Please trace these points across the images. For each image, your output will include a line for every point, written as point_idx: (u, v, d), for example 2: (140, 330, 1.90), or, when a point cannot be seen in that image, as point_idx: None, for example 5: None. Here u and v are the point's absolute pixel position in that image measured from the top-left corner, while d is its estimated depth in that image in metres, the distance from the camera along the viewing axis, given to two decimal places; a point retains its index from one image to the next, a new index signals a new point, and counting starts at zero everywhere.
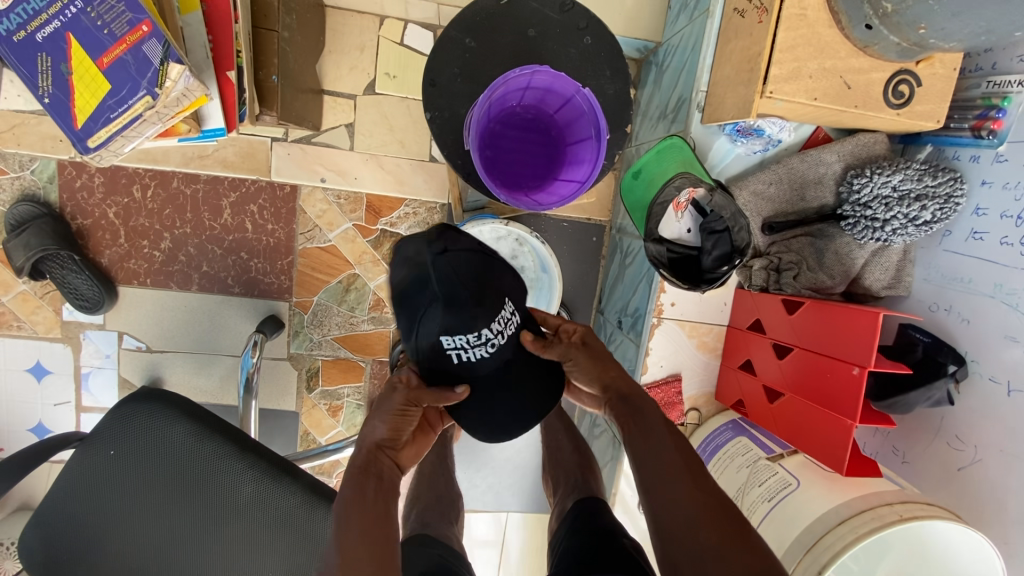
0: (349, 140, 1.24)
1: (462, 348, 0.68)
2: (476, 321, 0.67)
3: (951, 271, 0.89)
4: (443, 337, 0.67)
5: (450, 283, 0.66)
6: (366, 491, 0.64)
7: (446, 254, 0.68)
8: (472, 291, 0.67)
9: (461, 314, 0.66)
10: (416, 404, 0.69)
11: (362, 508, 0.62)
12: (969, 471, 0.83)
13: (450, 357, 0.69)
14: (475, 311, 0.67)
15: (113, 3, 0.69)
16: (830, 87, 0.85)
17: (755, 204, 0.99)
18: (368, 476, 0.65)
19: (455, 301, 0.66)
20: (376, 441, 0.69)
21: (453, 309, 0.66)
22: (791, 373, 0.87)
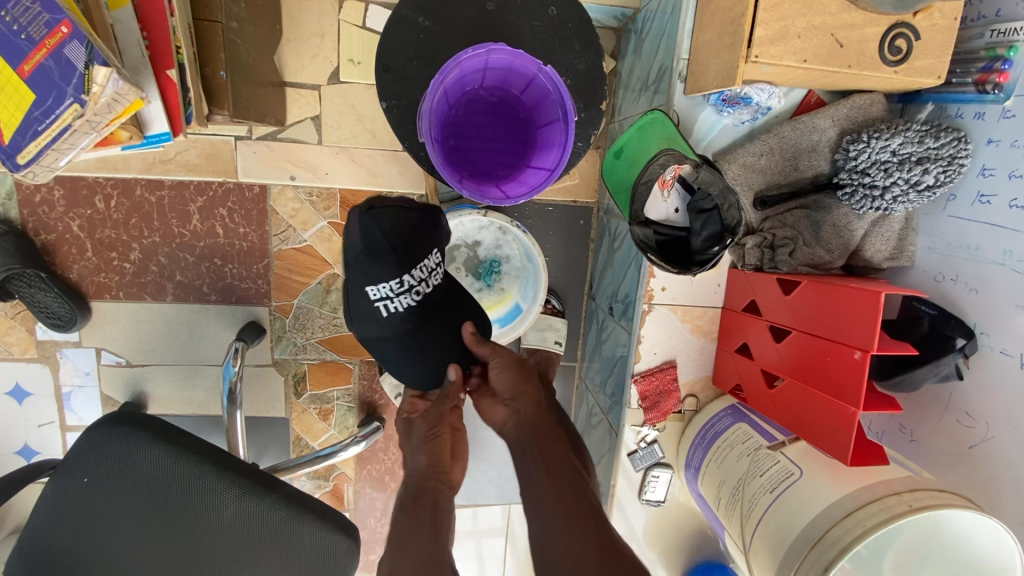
0: (316, 134, 1.18)
1: (388, 299, 0.79)
2: (397, 270, 0.77)
3: (957, 238, 0.84)
4: (370, 289, 0.78)
5: (371, 239, 0.76)
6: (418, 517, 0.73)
7: (369, 215, 0.77)
8: (393, 248, 0.77)
9: (381, 268, 0.77)
10: (442, 421, 0.84)
11: (401, 543, 0.70)
12: (982, 449, 0.79)
13: (381, 307, 0.80)
14: (394, 264, 0.77)
15: (29, 5, 0.64)
16: (820, 47, 0.78)
17: (746, 177, 0.92)
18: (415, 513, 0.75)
19: (382, 252, 0.76)
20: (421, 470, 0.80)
21: (373, 261, 0.76)
22: (789, 357, 0.83)
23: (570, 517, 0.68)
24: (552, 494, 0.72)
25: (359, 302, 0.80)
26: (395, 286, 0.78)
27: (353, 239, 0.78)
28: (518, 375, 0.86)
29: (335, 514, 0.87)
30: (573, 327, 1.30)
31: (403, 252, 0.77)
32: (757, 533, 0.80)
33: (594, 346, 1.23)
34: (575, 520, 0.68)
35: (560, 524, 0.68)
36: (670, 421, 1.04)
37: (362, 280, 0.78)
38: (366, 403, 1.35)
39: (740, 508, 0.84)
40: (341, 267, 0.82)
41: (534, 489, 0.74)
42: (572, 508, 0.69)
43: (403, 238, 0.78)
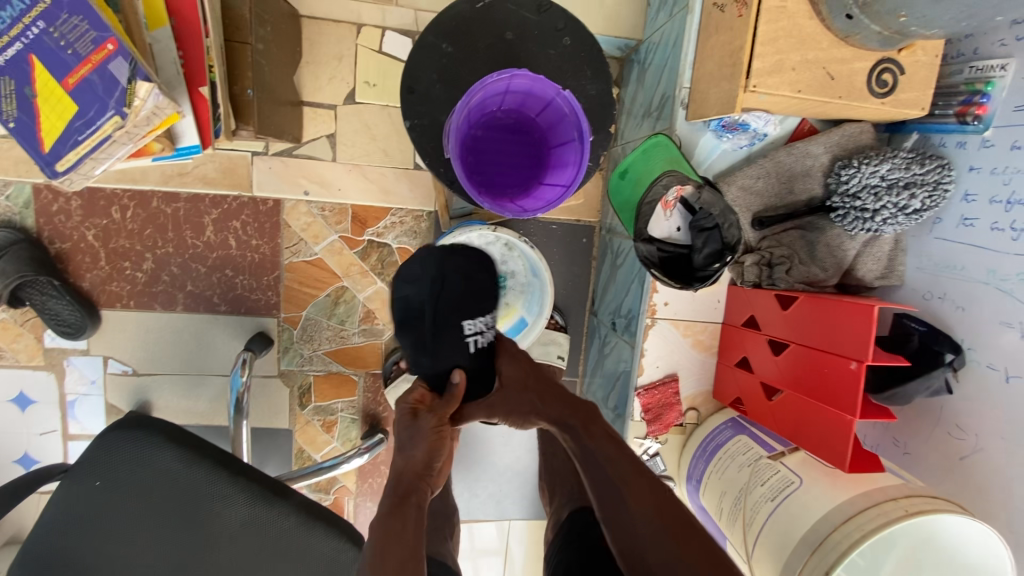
0: (331, 151, 1.22)
1: (477, 331, 0.87)
2: (486, 308, 0.89)
3: (943, 259, 0.89)
4: (465, 324, 0.87)
5: (464, 280, 0.89)
6: (406, 518, 0.67)
7: (454, 256, 0.91)
8: (481, 290, 0.90)
9: (477, 306, 0.88)
10: (445, 420, 0.78)
11: (397, 527, 0.66)
12: (972, 460, 0.83)
13: (470, 342, 0.86)
14: (483, 303, 0.89)
15: (77, 23, 0.67)
16: (813, 79, 0.84)
17: (744, 199, 0.97)
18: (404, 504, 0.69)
19: (473, 284, 0.90)
20: (411, 467, 0.74)
21: (472, 300, 0.88)
22: (787, 370, 0.86)
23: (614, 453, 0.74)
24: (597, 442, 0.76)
25: (448, 335, 0.86)
26: (487, 322, 0.88)
27: (444, 272, 0.89)
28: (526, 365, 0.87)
29: (346, 523, 0.87)
30: (576, 343, 1.33)
31: (489, 296, 0.91)
32: (759, 541, 0.82)
33: (597, 361, 1.26)
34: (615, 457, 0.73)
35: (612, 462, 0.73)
36: (671, 434, 1.07)
37: (460, 314, 0.87)
38: (370, 416, 1.36)
39: (743, 517, 0.86)
40: (416, 304, 0.88)
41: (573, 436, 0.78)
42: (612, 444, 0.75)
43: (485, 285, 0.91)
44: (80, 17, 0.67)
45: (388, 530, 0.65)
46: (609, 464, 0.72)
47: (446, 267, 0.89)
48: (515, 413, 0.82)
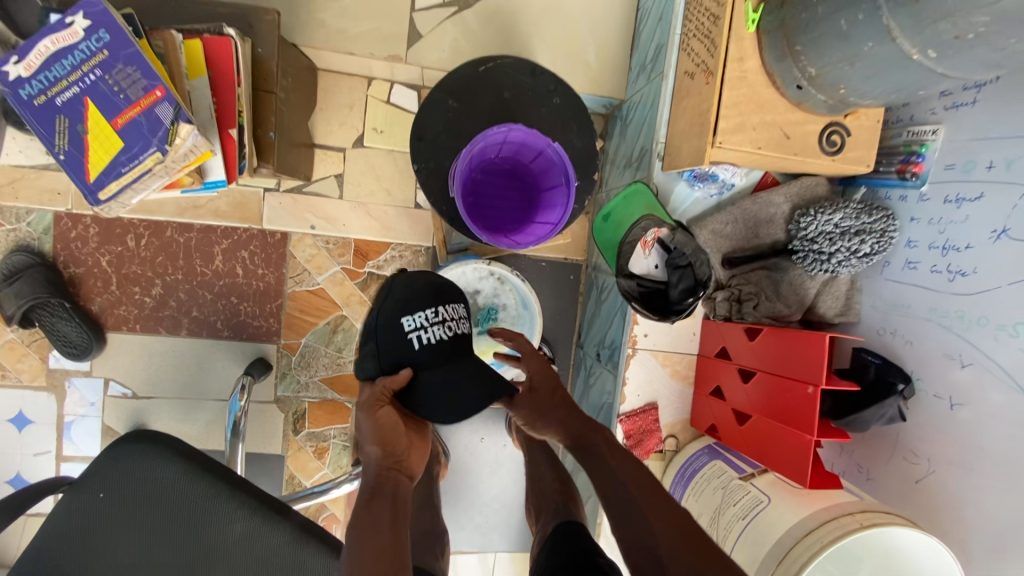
0: (338, 189, 1.32)
1: (423, 329, 0.88)
2: (431, 303, 0.91)
3: (894, 298, 0.99)
4: (404, 320, 0.89)
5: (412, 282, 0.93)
6: (378, 513, 0.72)
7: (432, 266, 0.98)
8: (431, 285, 0.93)
9: (419, 303, 0.90)
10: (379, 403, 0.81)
11: (370, 527, 0.70)
12: (926, 483, 0.90)
13: (413, 339, 0.88)
14: (427, 298, 0.91)
15: (131, 72, 0.77)
16: (771, 138, 0.96)
17: (714, 241, 1.08)
18: (380, 500, 0.74)
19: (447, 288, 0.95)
20: (377, 461, 0.78)
21: (416, 297, 0.91)
22: (756, 396, 0.94)
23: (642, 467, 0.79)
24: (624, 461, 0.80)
25: (393, 338, 0.88)
26: (431, 315, 0.89)
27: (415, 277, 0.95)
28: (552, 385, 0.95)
29: (338, 542, 0.89)
30: (563, 374, 1.40)
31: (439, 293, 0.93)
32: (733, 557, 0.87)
33: (582, 391, 1.32)
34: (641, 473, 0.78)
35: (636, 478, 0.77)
36: (652, 460, 1.13)
37: (399, 312, 0.89)
38: None
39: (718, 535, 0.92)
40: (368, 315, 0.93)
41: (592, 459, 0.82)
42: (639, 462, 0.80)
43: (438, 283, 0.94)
44: (134, 67, 0.77)
45: (362, 526, 0.70)
46: (634, 486, 0.76)
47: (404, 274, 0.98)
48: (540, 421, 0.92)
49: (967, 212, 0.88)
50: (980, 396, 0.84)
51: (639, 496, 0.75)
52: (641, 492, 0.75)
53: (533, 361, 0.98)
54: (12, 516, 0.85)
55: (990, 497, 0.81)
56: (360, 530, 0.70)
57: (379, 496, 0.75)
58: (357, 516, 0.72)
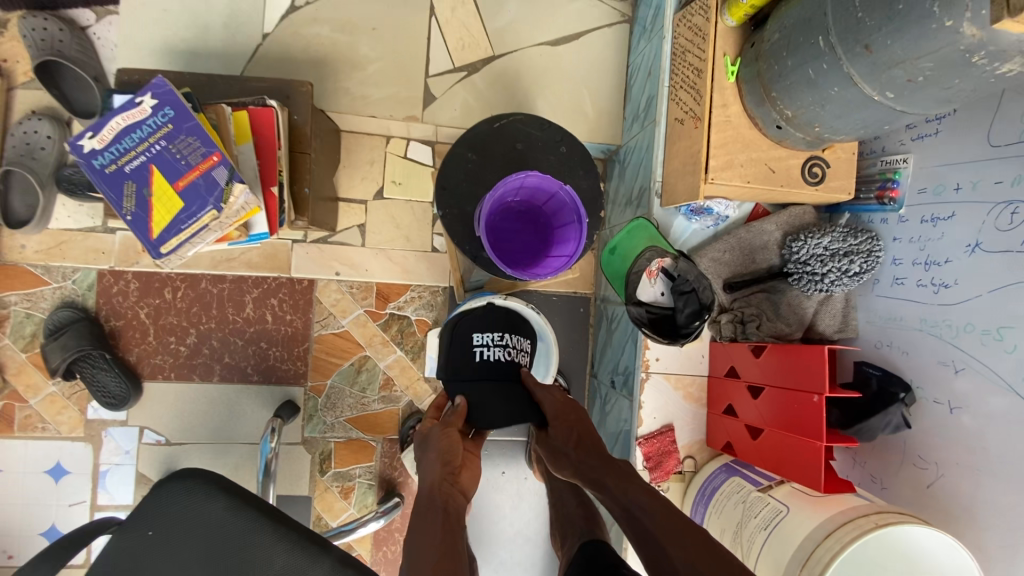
0: (360, 238, 1.41)
1: (488, 347, 1.02)
2: (502, 329, 1.04)
3: (887, 312, 1.06)
4: (476, 336, 1.02)
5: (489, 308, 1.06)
6: (434, 520, 0.81)
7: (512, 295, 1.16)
8: (502, 315, 1.06)
9: (493, 325, 1.04)
10: (449, 424, 0.96)
11: (431, 532, 0.79)
12: (936, 486, 0.95)
13: (477, 352, 1.02)
14: (500, 325, 1.05)
15: (192, 141, 0.88)
16: (758, 172, 1.07)
17: (714, 268, 1.17)
18: (436, 509, 0.83)
19: (522, 319, 1.10)
20: (436, 475, 0.89)
21: (487, 321, 1.05)
22: (766, 410, 0.99)
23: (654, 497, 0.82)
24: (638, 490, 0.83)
25: (463, 346, 1.03)
26: (495, 337, 1.03)
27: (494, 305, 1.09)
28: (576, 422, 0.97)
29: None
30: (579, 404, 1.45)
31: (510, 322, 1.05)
32: (758, 568, 0.90)
33: (599, 419, 1.37)
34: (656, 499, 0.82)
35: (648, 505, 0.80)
36: (672, 481, 1.16)
37: (474, 328, 1.03)
38: (386, 481, 1.43)
39: (742, 548, 0.95)
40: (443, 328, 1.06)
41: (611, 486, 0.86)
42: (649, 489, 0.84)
43: (510, 315, 1.07)
44: (195, 137, 0.88)
45: (425, 529, 0.80)
46: (654, 518, 0.78)
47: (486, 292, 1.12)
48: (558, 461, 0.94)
49: (942, 229, 0.97)
50: (976, 398, 0.90)
51: (658, 529, 0.77)
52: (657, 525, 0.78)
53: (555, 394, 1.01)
54: (61, 561, 0.88)
55: (995, 493, 0.86)
56: (421, 534, 0.79)
57: (433, 510, 0.83)
58: (414, 526, 0.81)
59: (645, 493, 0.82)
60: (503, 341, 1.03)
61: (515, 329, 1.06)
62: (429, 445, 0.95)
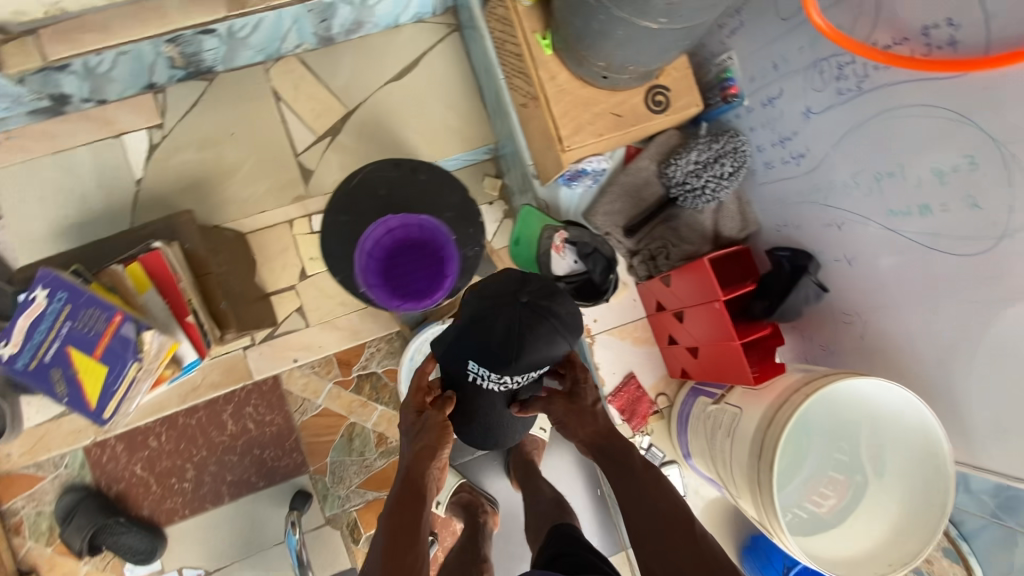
0: (303, 320, 1.48)
1: (480, 376, 0.87)
2: (501, 365, 0.84)
3: (773, 196, 1.13)
4: (472, 363, 0.86)
5: (504, 337, 0.82)
6: (405, 516, 0.88)
7: (549, 304, 0.84)
8: (512, 348, 0.82)
9: (499, 361, 0.84)
10: (443, 421, 0.95)
11: (398, 529, 0.86)
12: (866, 334, 1.01)
13: (473, 374, 0.88)
14: (502, 364, 0.84)
15: (91, 312, 0.94)
16: (607, 123, 1.13)
17: (610, 221, 1.23)
18: (410, 502, 0.90)
19: (527, 359, 0.83)
20: (421, 464, 0.93)
21: (492, 354, 0.84)
22: (695, 329, 1.06)
23: (654, 488, 0.89)
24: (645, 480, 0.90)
25: (463, 352, 0.88)
26: (493, 376, 0.86)
27: (507, 322, 0.83)
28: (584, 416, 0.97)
29: None
30: None
31: (513, 361, 0.83)
32: (733, 474, 0.96)
33: None
34: (654, 486, 0.89)
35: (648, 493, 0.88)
36: (654, 421, 1.24)
37: (473, 351, 0.85)
38: None
39: (718, 460, 1.02)
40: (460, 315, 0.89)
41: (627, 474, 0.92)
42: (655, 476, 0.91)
43: (521, 351, 0.83)
44: (93, 306, 0.94)
45: (396, 524, 0.87)
46: (658, 510, 0.87)
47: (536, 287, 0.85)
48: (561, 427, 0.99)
49: (780, 107, 1.04)
50: (861, 246, 0.97)
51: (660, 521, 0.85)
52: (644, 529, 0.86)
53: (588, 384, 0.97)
54: None
55: (907, 318, 0.92)
56: (391, 528, 0.86)
57: (410, 503, 0.90)
58: (389, 514, 0.89)
59: (641, 465, 0.92)
60: (505, 378, 0.87)
61: (523, 374, 0.86)
62: (416, 437, 0.95)
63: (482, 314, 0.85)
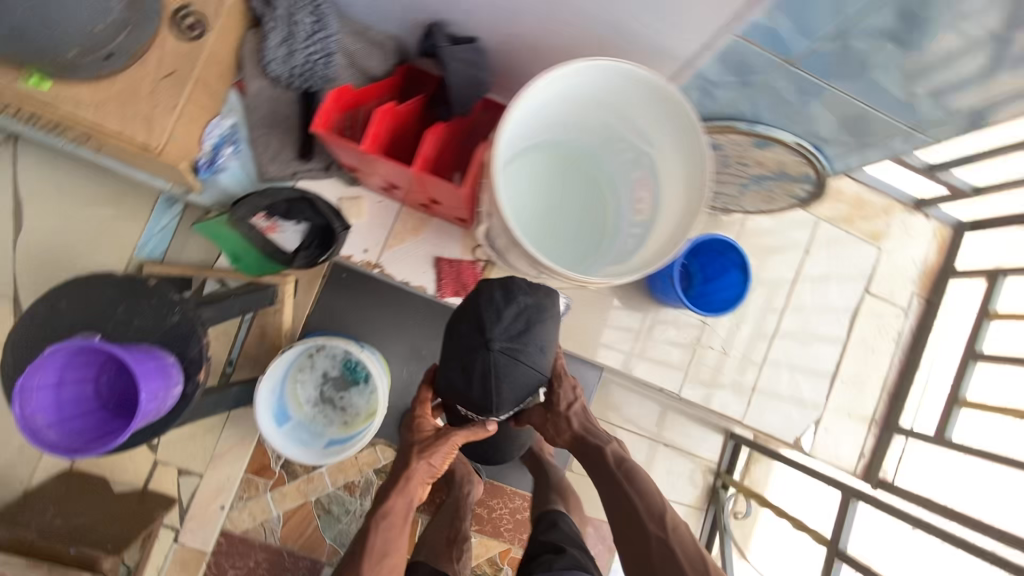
0: (194, 473, 1.39)
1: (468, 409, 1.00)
2: (486, 408, 0.95)
3: (368, 0, 0.96)
4: (462, 405, 0.99)
5: (484, 389, 0.92)
6: (399, 522, 0.98)
7: (516, 344, 0.90)
8: (486, 395, 0.92)
9: (479, 402, 0.94)
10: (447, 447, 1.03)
11: (390, 530, 0.97)
12: (536, 39, 0.89)
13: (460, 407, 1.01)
14: (480, 403, 0.94)
15: None
16: (163, 89, 0.90)
17: (284, 162, 1.11)
18: (402, 505, 0.99)
19: (505, 400, 0.93)
20: (417, 474, 1.02)
21: (472, 399, 0.94)
22: (404, 178, 0.99)
23: (627, 488, 0.98)
24: (625, 494, 0.97)
25: (446, 389, 0.97)
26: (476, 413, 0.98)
27: (482, 368, 0.90)
28: (574, 428, 1.03)
29: None
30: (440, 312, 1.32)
31: (493, 403, 0.93)
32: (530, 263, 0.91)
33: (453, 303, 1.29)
34: (632, 489, 0.97)
35: (625, 497, 0.97)
36: None
37: (460, 394, 0.96)
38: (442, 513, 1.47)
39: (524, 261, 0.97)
40: (443, 358, 0.97)
41: (610, 482, 0.99)
42: (632, 480, 0.99)
43: (503, 391, 0.92)
44: None
45: (390, 526, 0.97)
46: (638, 504, 0.96)
47: (496, 322, 0.89)
48: (552, 432, 1.06)
49: None
50: None
51: (637, 517, 0.95)
52: (626, 525, 0.96)
53: (568, 395, 1.03)
54: None
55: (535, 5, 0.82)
56: (381, 534, 0.96)
57: (402, 507, 0.99)
58: (377, 516, 0.98)
59: (621, 469, 0.99)
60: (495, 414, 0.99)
61: (506, 409, 0.97)
62: (428, 453, 1.02)
63: (464, 365, 0.92)
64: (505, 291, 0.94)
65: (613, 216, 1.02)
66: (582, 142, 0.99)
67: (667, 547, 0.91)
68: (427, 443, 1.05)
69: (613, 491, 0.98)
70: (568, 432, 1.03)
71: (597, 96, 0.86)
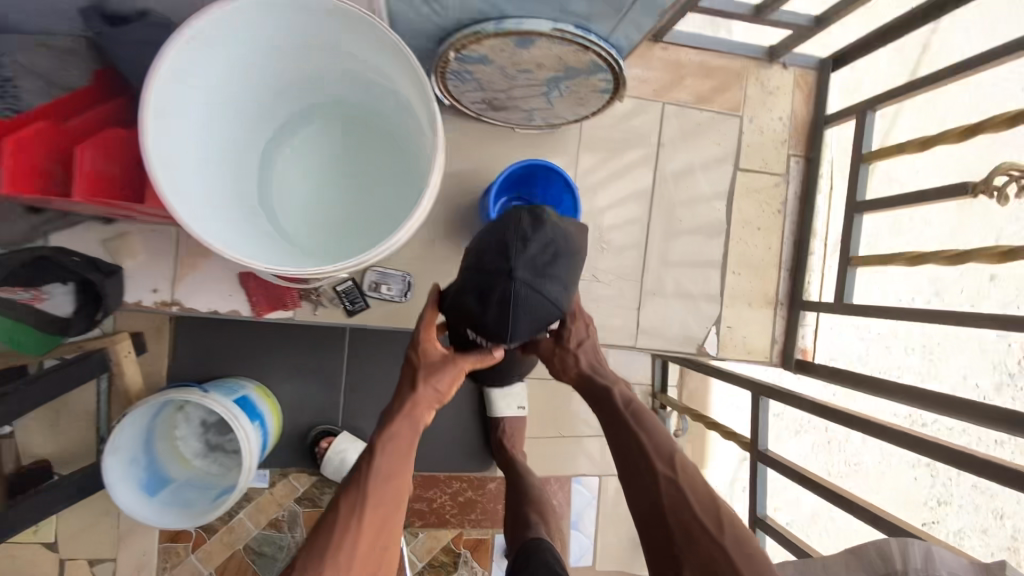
0: (107, 558, 1.31)
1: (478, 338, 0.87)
2: (498, 337, 0.84)
3: None
4: (472, 332, 0.86)
5: (502, 316, 0.80)
6: (403, 445, 0.83)
7: (544, 275, 0.79)
8: (498, 323, 0.81)
9: (496, 335, 0.83)
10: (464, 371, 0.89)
11: (392, 454, 0.82)
12: None
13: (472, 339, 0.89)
14: (496, 335, 0.83)
15: None
16: None
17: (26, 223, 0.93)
18: (405, 428, 0.84)
19: (522, 331, 0.82)
20: (429, 392, 0.87)
21: (486, 326, 0.82)
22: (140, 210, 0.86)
23: (632, 434, 0.85)
24: (628, 440, 0.85)
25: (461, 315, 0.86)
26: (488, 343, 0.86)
27: (499, 295, 0.79)
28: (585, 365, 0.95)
29: None
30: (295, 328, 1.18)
31: (509, 335, 0.82)
32: None
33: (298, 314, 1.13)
34: (638, 435, 0.84)
35: (630, 446, 0.84)
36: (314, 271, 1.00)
37: (472, 322, 0.84)
38: None
39: None
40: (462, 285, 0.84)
41: (618, 427, 0.87)
42: (636, 424, 0.86)
43: (527, 324, 0.82)
44: None
45: (394, 451, 0.82)
46: (647, 453, 0.83)
47: (530, 243, 0.78)
48: (567, 372, 0.96)
49: None
50: None
51: (645, 468, 0.82)
52: (638, 472, 0.82)
53: (580, 341, 0.96)
54: None
55: None
56: (382, 460, 0.81)
57: (405, 432, 0.84)
58: (377, 440, 0.83)
59: (634, 414, 0.88)
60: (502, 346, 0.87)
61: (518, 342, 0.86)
62: (433, 375, 0.86)
63: (482, 291, 0.80)
64: (532, 218, 0.81)
65: (409, 163, 0.88)
66: (350, 93, 0.87)
67: (685, 496, 0.78)
68: (432, 365, 0.88)
69: (619, 437, 0.86)
70: (583, 373, 0.94)
71: (301, 39, 0.75)
